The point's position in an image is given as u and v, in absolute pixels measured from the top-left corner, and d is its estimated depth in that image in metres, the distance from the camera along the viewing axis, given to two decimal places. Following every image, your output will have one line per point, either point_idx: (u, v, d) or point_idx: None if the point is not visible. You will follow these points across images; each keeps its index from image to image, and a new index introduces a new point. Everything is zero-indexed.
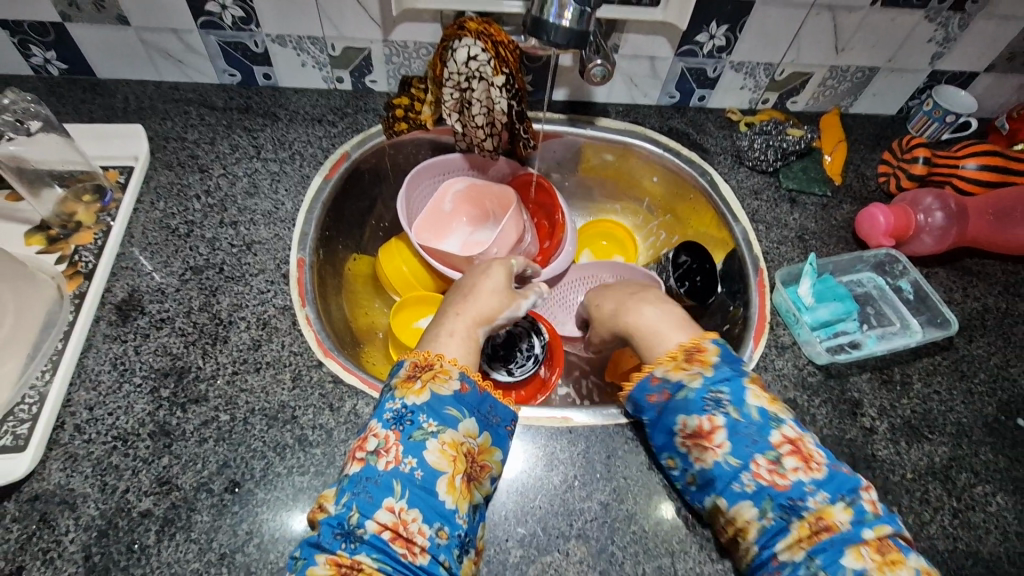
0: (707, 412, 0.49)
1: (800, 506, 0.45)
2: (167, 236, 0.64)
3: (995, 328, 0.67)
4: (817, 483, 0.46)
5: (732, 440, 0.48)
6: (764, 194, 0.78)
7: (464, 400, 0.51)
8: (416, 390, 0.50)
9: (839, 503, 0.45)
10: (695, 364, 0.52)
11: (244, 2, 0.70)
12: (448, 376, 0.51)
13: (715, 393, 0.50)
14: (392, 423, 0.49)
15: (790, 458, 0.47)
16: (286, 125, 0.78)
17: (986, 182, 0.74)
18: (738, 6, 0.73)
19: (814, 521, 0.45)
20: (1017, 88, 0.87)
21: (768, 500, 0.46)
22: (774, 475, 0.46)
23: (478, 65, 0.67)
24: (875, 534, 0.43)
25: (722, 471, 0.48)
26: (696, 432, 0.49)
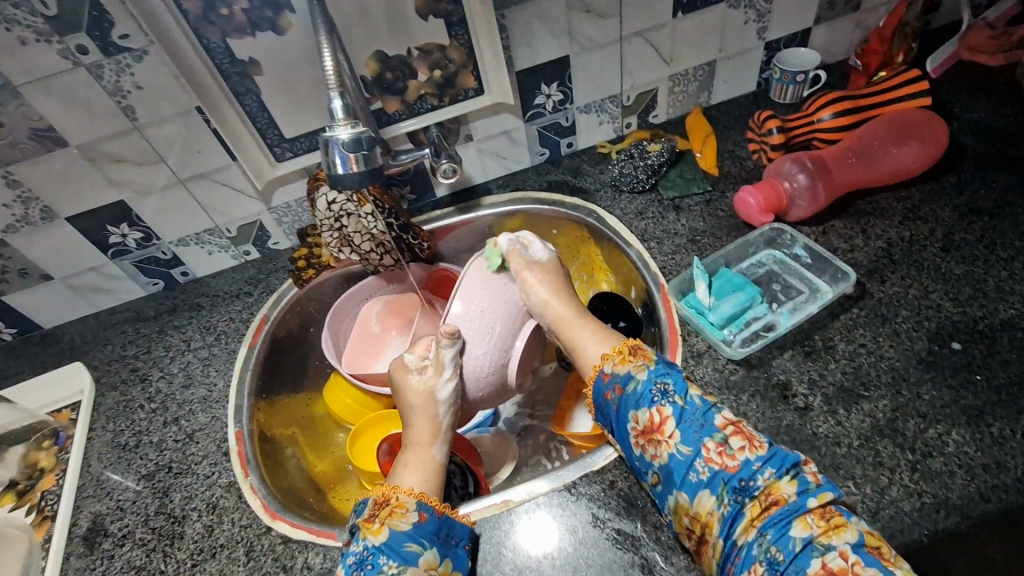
0: (655, 404, 0.55)
1: (750, 486, 0.50)
2: (120, 453, 0.70)
3: (904, 259, 0.67)
4: (762, 460, 0.50)
5: (682, 428, 0.53)
6: (649, 212, 0.81)
7: (422, 530, 0.53)
8: (375, 529, 0.53)
9: (785, 476, 0.49)
10: (639, 358, 0.59)
11: (139, 224, 0.79)
12: (405, 510, 0.55)
13: (660, 385, 0.56)
14: (355, 568, 0.51)
15: (735, 439, 0.52)
16: (209, 310, 0.84)
17: (845, 127, 0.75)
18: (556, 65, 0.79)
19: (764, 498, 0.49)
20: (854, 25, 0.90)
21: (722, 485, 0.50)
22: (724, 457, 0.51)
23: (341, 205, 0.73)
24: (818, 502, 0.48)
25: (678, 461, 0.52)
26: (649, 426, 0.55)
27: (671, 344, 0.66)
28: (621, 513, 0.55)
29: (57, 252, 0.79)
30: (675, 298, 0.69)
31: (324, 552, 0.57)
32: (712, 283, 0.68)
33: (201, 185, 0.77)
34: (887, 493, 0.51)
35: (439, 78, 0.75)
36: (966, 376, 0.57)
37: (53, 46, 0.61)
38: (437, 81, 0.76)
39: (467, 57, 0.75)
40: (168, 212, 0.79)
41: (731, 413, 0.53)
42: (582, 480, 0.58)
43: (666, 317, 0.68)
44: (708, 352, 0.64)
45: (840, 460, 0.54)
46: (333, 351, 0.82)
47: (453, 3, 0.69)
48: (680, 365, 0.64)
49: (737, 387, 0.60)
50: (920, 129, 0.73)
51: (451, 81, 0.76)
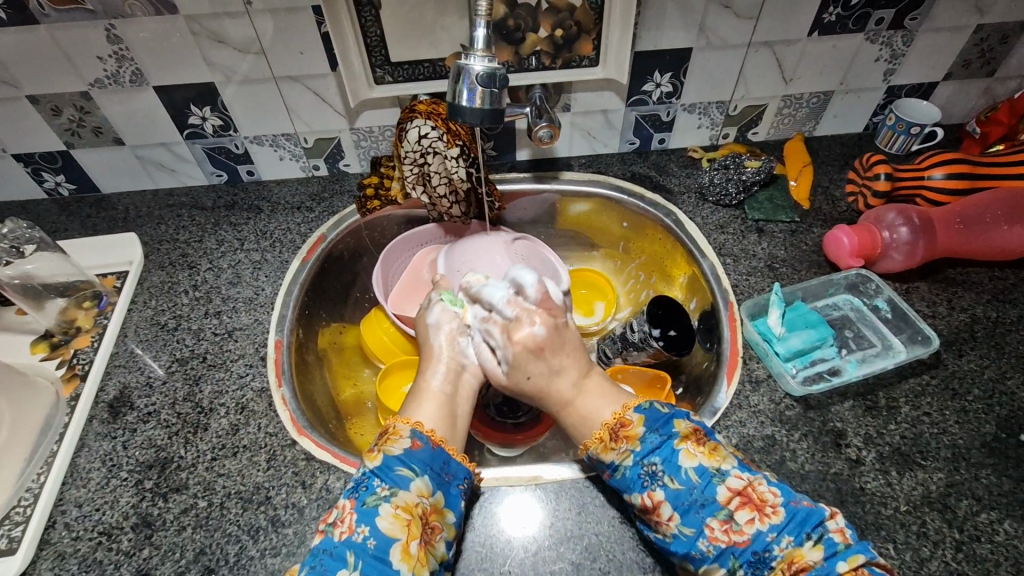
0: (646, 489, 0.51)
1: (767, 557, 0.47)
2: (157, 332, 0.69)
3: (986, 339, 0.65)
4: (777, 530, 0.47)
5: (680, 511, 0.50)
6: (730, 227, 0.78)
7: (416, 458, 0.53)
8: (371, 454, 0.53)
9: (807, 543, 0.47)
10: (622, 442, 0.54)
11: (221, 111, 0.77)
12: (399, 436, 0.54)
13: (648, 467, 0.52)
14: (351, 492, 0.51)
15: (742, 511, 0.49)
16: (268, 215, 0.83)
17: (956, 190, 0.72)
18: (677, 55, 0.76)
19: (786, 567, 0.47)
20: (982, 91, 0.86)
21: (733, 559, 0.48)
22: (730, 534, 0.48)
23: (431, 141, 0.71)
24: (849, 565, 0.45)
25: (681, 543, 0.49)
26: (644, 509, 0.51)
27: (729, 364, 0.65)
28: None
29: (134, 118, 0.77)
30: (743, 318, 0.68)
31: (345, 479, 0.56)
32: (785, 314, 0.67)
33: (293, 87, 0.75)
34: (926, 565, 0.50)
35: (558, 38, 0.72)
36: None
37: None
38: (555, 41, 0.72)
39: (593, 24, 0.71)
40: (253, 107, 0.77)
41: (734, 482, 0.50)
42: None
43: (729, 336, 0.67)
44: (766, 381, 0.63)
45: (883, 521, 0.53)
46: (382, 287, 0.81)
47: None
48: (735, 388, 0.62)
49: (790, 423, 0.59)
50: None
51: (569, 44, 0.73)
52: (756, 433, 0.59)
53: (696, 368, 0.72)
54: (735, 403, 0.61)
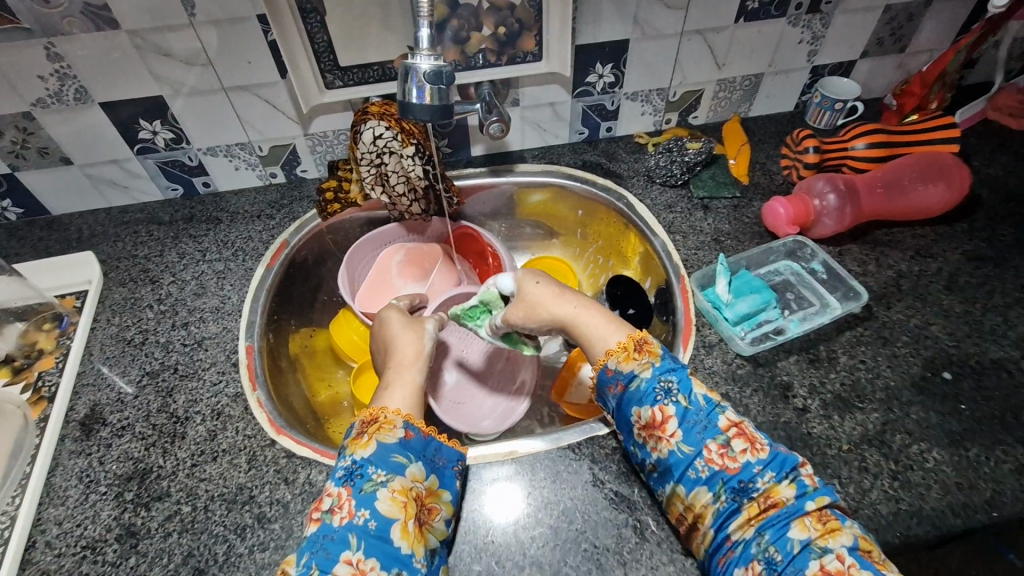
0: (658, 403, 0.55)
1: (750, 487, 0.51)
2: (124, 347, 0.69)
3: (910, 291, 0.72)
4: (762, 463, 0.51)
5: (684, 428, 0.53)
6: (677, 206, 0.83)
7: (410, 446, 0.54)
8: (364, 443, 0.53)
9: (784, 480, 0.51)
10: (644, 354, 0.57)
11: (172, 125, 0.77)
12: (393, 426, 0.55)
13: (664, 383, 0.56)
14: (344, 479, 0.52)
15: (737, 440, 0.52)
16: (228, 225, 0.83)
17: (876, 159, 0.79)
18: (615, 46, 0.80)
19: (762, 500, 0.50)
20: (896, 66, 0.93)
21: (721, 484, 0.51)
22: (724, 458, 0.52)
23: (386, 141, 0.73)
24: (816, 505, 0.49)
25: (678, 458, 0.53)
26: (650, 423, 0.55)
27: (684, 331, 0.70)
28: (620, 477, 0.58)
29: (81, 136, 0.77)
30: (695, 290, 0.72)
31: (327, 471, 0.58)
32: (732, 282, 0.71)
33: (243, 96, 0.76)
34: (868, 495, 0.56)
35: (502, 35, 0.75)
36: (953, 403, 0.62)
37: None
38: (499, 38, 0.75)
39: (534, 20, 0.75)
40: (205, 118, 0.78)
41: (734, 414, 0.54)
42: (586, 441, 0.61)
43: (683, 307, 0.72)
44: (718, 345, 0.68)
45: (828, 460, 0.58)
46: (348, 286, 0.82)
47: None
48: (692, 351, 0.67)
49: (742, 380, 0.64)
50: (948, 172, 0.77)
51: (513, 41, 0.76)
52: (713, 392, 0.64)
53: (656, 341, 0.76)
54: (692, 366, 0.66)
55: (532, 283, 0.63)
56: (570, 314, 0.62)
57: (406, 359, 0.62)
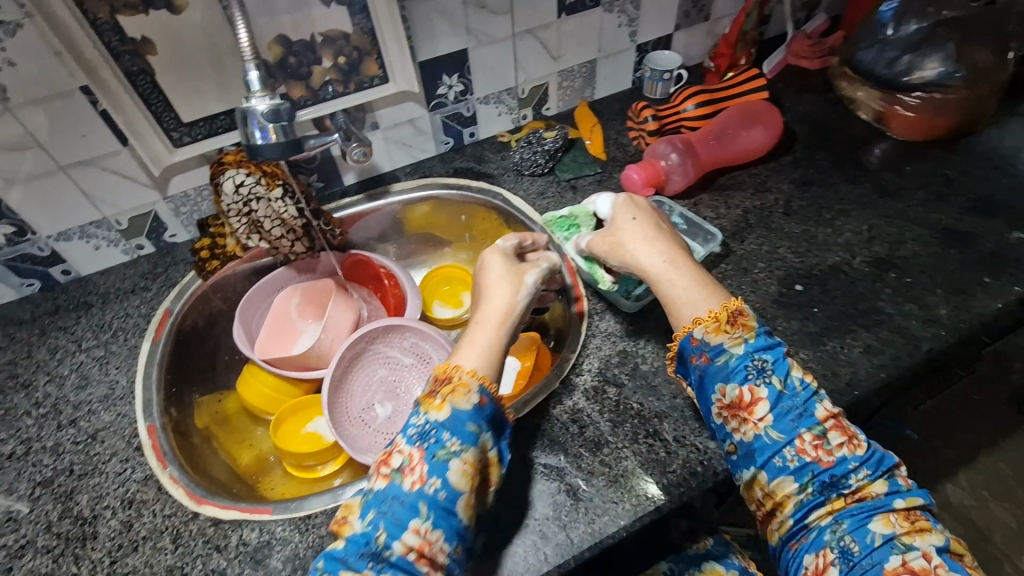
0: (749, 383, 0.56)
1: (841, 483, 0.52)
2: (5, 463, 0.63)
3: (756, 223, 0.82)
4: (860, 460, 0.53)
5: (776, 413, 0.55)
6: (549, 192, 0.89)
7: (483, 413, 0.55)
8: (437, 405, 0.55)
9: (878, 478, 0.53)
10: (737, 328, 0.58)
11: (9, 217, 0.72)
12: (468, 390, 0.55)
13: (757, 362, 0.56)
14: (416, 440, 0.53)
15: (834, 433, 0.54)
16: (101, 308, 0.79)
17: (706, 116, 0.89)
18: (456, 57, 0.85)
19: (851, 495, 0.52)
20: (706, 33, 1.06)
21: (808, 475, 0.53)
22: (818, 451, 0.53)
23: (249, 188, 0.73)
24: (906, 504, 0.52)
25: (764, 444, 0.54)
26: (737, 403, 0.56)
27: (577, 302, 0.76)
28: (544, 450, 0.62)
29: None
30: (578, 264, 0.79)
31: (260, 526, 0.57)
32: None
33: (85, 172, 0.72)
34: None
35: (344, 65, 0.77)
36: (807, 309, 0.72)
37: None
38: (341, 68, 0.77)
39: (371, 46, 0.77)
40: (47, 203, 0.73)
41: (831, 407, 0.55)
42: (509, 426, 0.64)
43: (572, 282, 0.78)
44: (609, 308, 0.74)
45: None
46: (245, 339, 0.80)
47: None
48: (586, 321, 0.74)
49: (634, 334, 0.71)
50: (763, 116, 0.88)
51: (356, 68, 0.78)
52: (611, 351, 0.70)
53: (558, 323, 0.82)
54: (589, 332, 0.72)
55: (629, 219, 0.68)
56: (656, 268, 0.63)
57: (502, 315, 0.62)
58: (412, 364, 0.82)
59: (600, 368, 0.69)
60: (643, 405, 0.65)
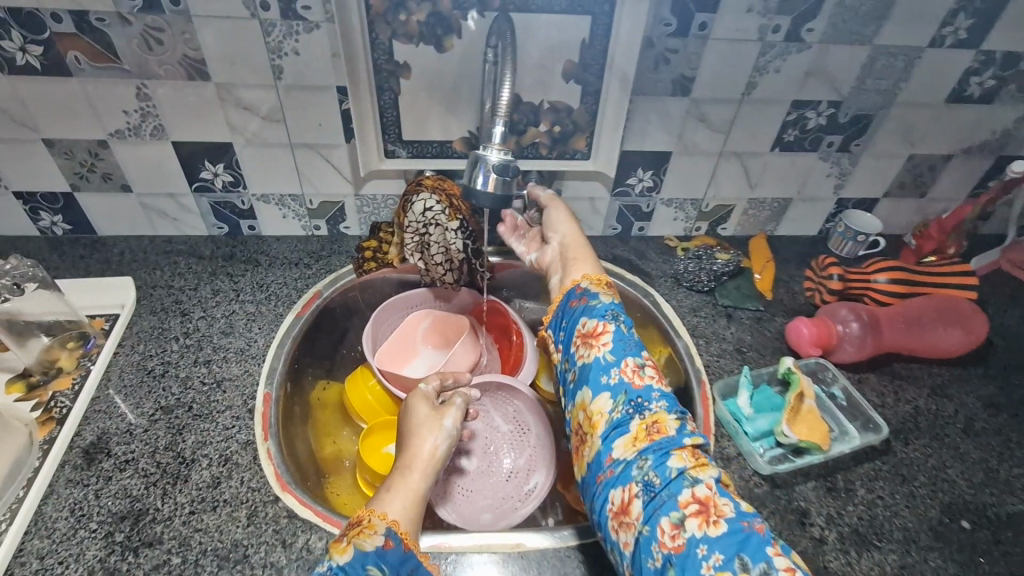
0: (604, 320, 0.65)
1: (644, 405, 0.57)
2: (142, 377, 0.68)
3: (927, 429, 0.72)
4: (663, 395, 0.58)
5: (615, 342, 0.63)
6: (702, 311, 0.85)
7: (387, 557, 0.49)
8: (340, 548, 0.49)
9: (673, 416, 0.56)
10: (610, 290, 0.71)
11: (234, 169, 0.81)
12: (373, 532, 0.50)
13: (615, 311, 0.67)
14: None
15: (651, 371, 0.61)
16: (265, 269, 0.85)
17: (897, 294, 0.81)
18: (658, 156, 0.86)
19: (651, 424, 0.56)
20: (915, 208, 0.99)
21: (622, 394, 0.59)
22: (637, 377, 0.60)
23: (434, 214, 0.77)
24: (692, 442, 0.55)
25: (599, 364, 0.62)
26: (589, 334, 0.64)
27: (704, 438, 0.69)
28: None
29: (147, 169, 0.80)
30: (715, 398, 0.73)
31: (327, 538, 0.56)
32: (754, 397, 0.71)
33: (307, 154, 0.80)
34: None
35: (556, 133, 0.81)
36: (972, 555, 0.61)
37: None
38: (553, 135, 0.81)
39: (587, 124, 0.80)
40: (267, 168, 0.82)
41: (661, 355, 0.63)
42: (597, 544, 0.59)
43: (702, 414, 0.72)
44: (737, 459, 0.67)
45: None
46: (370, 343, 0.83)
47: (595, 77, 0.76)
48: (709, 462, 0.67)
49: (759, 499, 0.63)
50: (967, 319, 0.79)
51: (565, 139, 0.82)
52: None
53: None
54: None
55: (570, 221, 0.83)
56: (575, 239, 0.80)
57: (417, 465, 0.58)
58: (509, 433, 0.80)
59: None
60: None
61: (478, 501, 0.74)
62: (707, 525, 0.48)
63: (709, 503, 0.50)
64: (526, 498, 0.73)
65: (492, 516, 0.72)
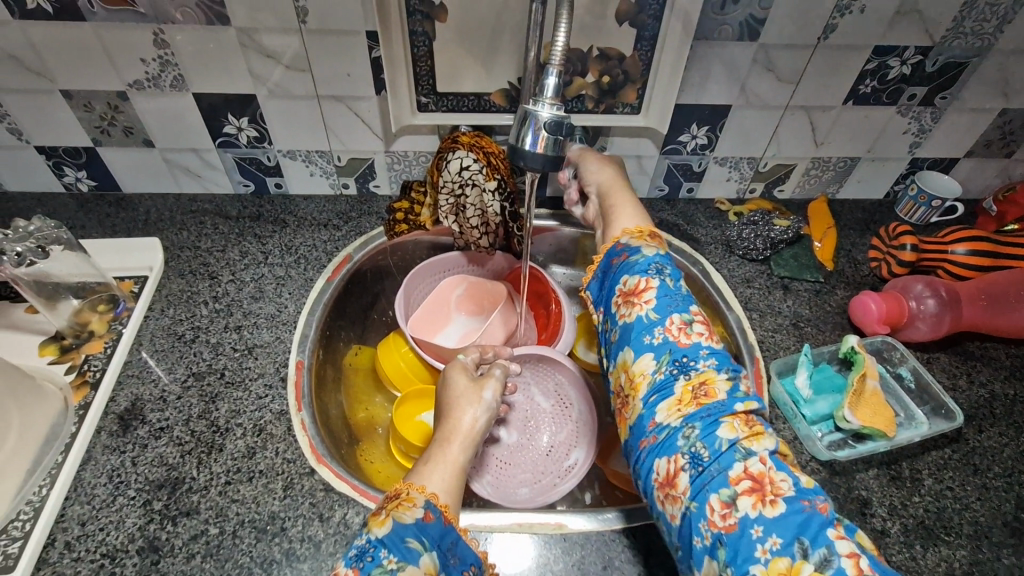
0: (646, 275, 0.55)
1: (689, 365, 0.49)
2: (174, 342, 0.67)
3: (1003, 416, 0.66)
4: (711, 350, 0.50)
5: (658, 298, 0.53)
6: (756, 282, 0.79)
7: (428, 531, 0.45)
8: (379, 521, 0.45)
9: (723, 375, 0.49)
10: (655, 241, 0.59)
11: (258, 123, 0.77)
12: (412, 505, 0.47)
13: (658, 264, 0.56)
14: (354, 561, 0.43)
15: (698, 325, 0.52)
16: (294, 230, 0.82)
17: (977, 267, 0.74)
18: (716, 111, 0.78)
19: (697, 385, 0.48)
20: (999, 170, 0.89)
21: (666, 354, 0.51)
22: (682, 334, 0.51)
23: (471, 173, 0.71)
24: (744, 407, 0.47)
25: (640, 323, 0.53)
26: (630, 291, 0.55)
27: None
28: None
29: (169, 123, 0.76)
30: (771, 377, 0.68)
31: (365, 513, 0.54)
32: (812, 375, 0.66)
33: (334, 107, 0.75)
34: None
35: (605, 85, 0.73)
36: None
37: None
38: (601, 87, 0.74)
39: (640, 74, 0.73)
40: (293, 123, 0.77)
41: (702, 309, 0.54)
42: (644, 527, 0.56)
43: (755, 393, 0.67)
44: (792, 443, 0.63)
45: None
46: (404, 310, 0.80)
47: (652, 19, 0.67)
48: None
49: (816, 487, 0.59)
50: None
51: (614, 91, 0.74)
52: None
53: None
54: None
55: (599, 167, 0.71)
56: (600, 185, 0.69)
57: (455, 437, 0.55)
58: (549, 409, 0.77)
59: None
60: None
61: (517, 477, 0.73)
62: (762, 505, 0.41)
63: (765, 480, 0.43)
64: (566, 474, 0.71)
65: (531, 491, 0.70)
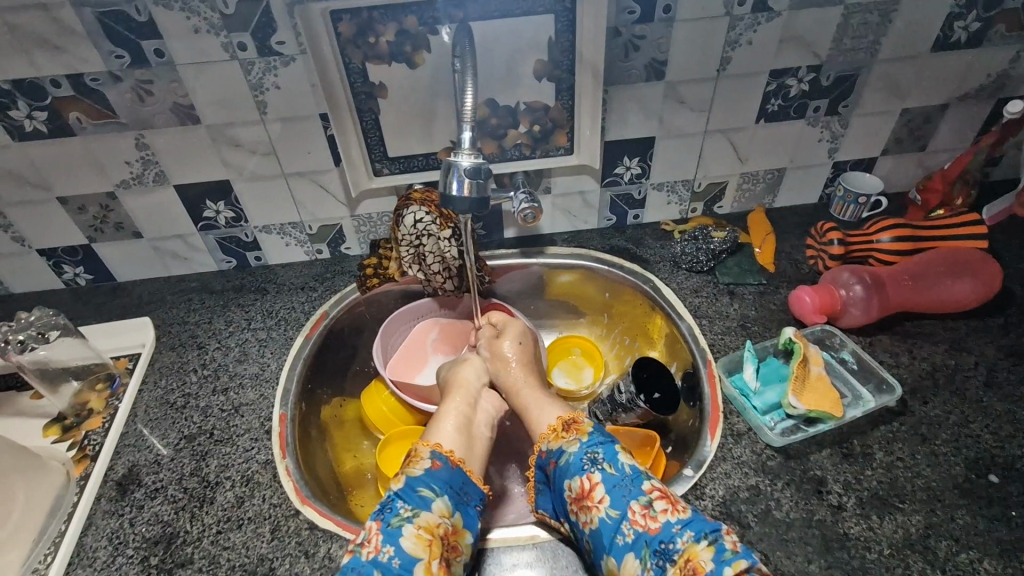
0: (586, 472, 0.58)
1: (670, 548, 0.51)
2: (166, 410, 0.72)
3: (946, 385, 0.70)
4: (682, 523, 0.52)
5: (610, 493, 0.56)
6: (703, 291, 0.85)
7: (437, 478, 0.59)
8: (395, 479, 0.58)
9: (703, 542, 0.50)
10: (573, 433, 0.62)
11: (234, 205, 0.85)
12: (422, 459, 0.60)
13: (590, 455, 0.59)
14: (376, 515, 0.55)
15: (659, 502, 0.54)
16: (274, 296, 0.89)
17: (902, 252, 0.80)
18: (642, 143, 0.86)
19: (683, 563, 0.49)
20: (917, 163, 0.96)
21: (644, 548, 0.52)
22: (647, 519, 0.53)
23: (425, 225, 0.79)
24: (735, 570, 0.47)
25: (606, 525, 0.54)
26: (580, 494, 0.57)
27: (712, 418, 0.69)
28: None
29: (153, 214, 0.85)
30: (722, 376, 0.72)
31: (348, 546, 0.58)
32: (760, 369, 0.71)
33: (300, 182, 0.84)
34: None
35: (537, 132, 0.82)
36: (1001, 509, 0.59)
37: (219, 39, 0.68)
38: (534, 134, 0.83)
39: (566, 120, 0.82)
40: (265, 200, 0.85)
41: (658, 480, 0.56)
42: None
43: (709, 392, 0.72)
44: (747, 434, 0.67)
45: (868, 564, 0.55)
46: (381, 357, 0.86)
47: (567, 73, 0.77)
48: (719, 442, 0.66)
49: (772, 472, 0.63)
50: (976, 267, 0.77)
51: (546, 137, 0.83)
52: (742, 483, 0.62)
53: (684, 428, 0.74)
54: (720, 455, 0.65)
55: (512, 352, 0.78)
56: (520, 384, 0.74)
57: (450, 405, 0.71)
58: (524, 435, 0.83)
59: (725, 498, 0.61)
60: (767, 559, 0.57)
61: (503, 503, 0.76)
62: None
63: None
64: None
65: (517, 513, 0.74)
